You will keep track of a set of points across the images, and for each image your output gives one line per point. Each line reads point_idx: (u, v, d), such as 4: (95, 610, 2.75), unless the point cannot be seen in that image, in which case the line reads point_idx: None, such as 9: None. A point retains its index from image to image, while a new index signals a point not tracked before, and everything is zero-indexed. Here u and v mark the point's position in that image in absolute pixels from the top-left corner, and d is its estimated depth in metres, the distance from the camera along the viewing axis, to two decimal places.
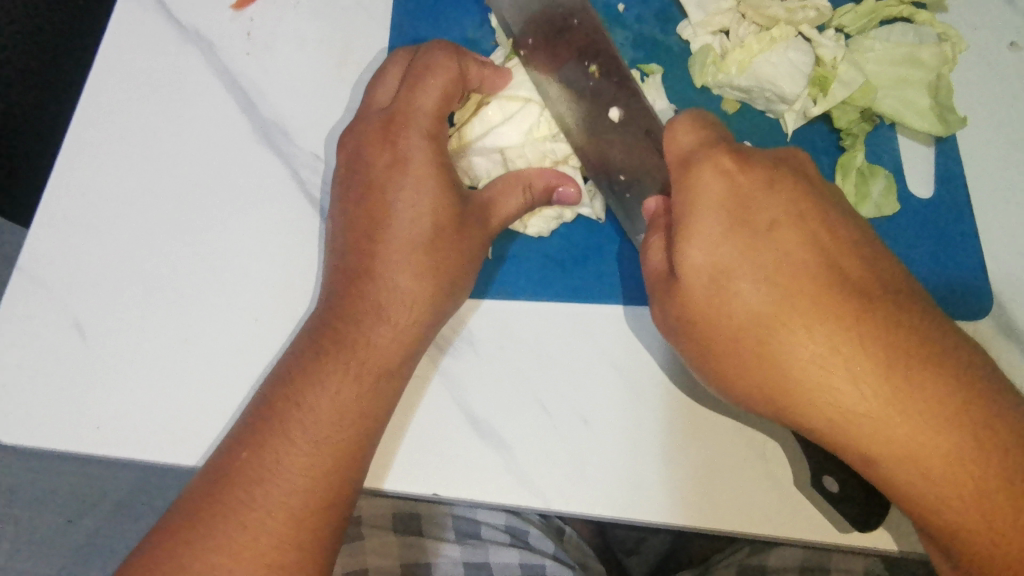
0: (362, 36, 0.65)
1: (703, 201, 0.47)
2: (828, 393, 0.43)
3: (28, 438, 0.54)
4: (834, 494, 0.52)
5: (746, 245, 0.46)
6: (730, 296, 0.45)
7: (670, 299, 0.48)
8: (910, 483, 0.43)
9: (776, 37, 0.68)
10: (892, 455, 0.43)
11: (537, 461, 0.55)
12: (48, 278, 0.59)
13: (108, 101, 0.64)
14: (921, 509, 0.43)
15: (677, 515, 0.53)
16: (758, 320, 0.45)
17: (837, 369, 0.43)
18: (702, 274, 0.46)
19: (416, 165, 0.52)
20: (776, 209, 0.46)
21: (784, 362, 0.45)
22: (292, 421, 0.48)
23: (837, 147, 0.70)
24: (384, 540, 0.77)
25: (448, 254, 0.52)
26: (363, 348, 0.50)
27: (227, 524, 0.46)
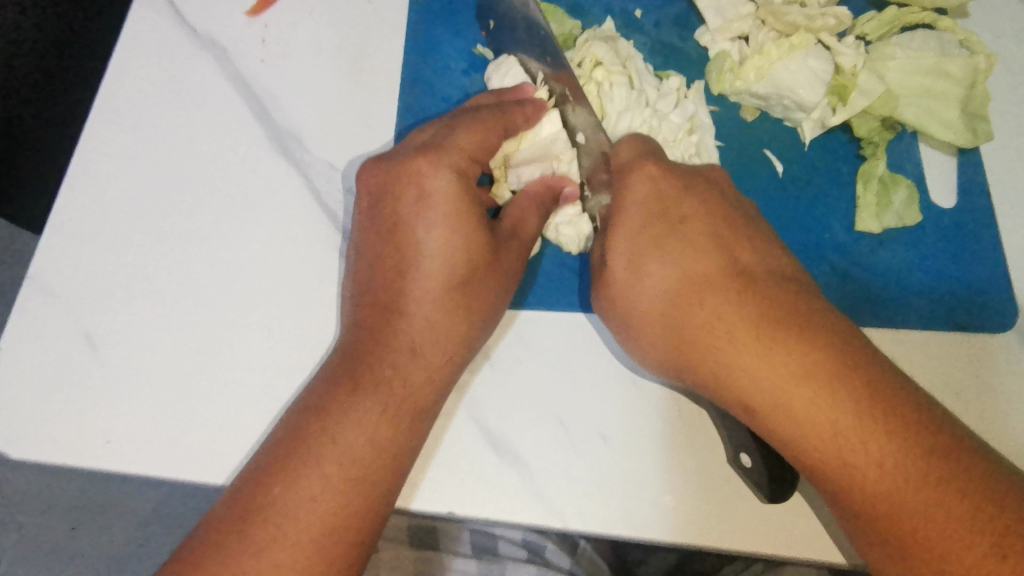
0: (377, 44, 0.64)
1: (626, 198, 0.52)
2: (737, 374, 0.46)
3: (39, 452, 0.53)
4: (748, 467, 0.52)
5: (658, 230, 0.50)
6: (642, 275, 0.50)
7: (599, 283, 0.52)
8: (822, 446, 0.43)
9: (796, 44, 0.67)
10: (799, 432, 0.44)
11: (555, 480, 0.54)
12: (59, 289, 0.58)
13: (119, 106, 0.63)
14: (839, 475, 0.43)
15: (699, 534, 0.52)
16: (669, 290, 0.49)
17: (742, 350, 0.46)
18: (621, 258, 0.51)
19: (436, 197, 0.51)
20: (691, 207, 0.51)
21: (701, 342, 0.48)
22: (317, 456, 0.47)
23: (857, 156, 0.69)
24: (399, 555, 0.77)
25: (481, 277, 0.51)
26: (394, 384, 0.49)
27: (249, 563, 0.44)
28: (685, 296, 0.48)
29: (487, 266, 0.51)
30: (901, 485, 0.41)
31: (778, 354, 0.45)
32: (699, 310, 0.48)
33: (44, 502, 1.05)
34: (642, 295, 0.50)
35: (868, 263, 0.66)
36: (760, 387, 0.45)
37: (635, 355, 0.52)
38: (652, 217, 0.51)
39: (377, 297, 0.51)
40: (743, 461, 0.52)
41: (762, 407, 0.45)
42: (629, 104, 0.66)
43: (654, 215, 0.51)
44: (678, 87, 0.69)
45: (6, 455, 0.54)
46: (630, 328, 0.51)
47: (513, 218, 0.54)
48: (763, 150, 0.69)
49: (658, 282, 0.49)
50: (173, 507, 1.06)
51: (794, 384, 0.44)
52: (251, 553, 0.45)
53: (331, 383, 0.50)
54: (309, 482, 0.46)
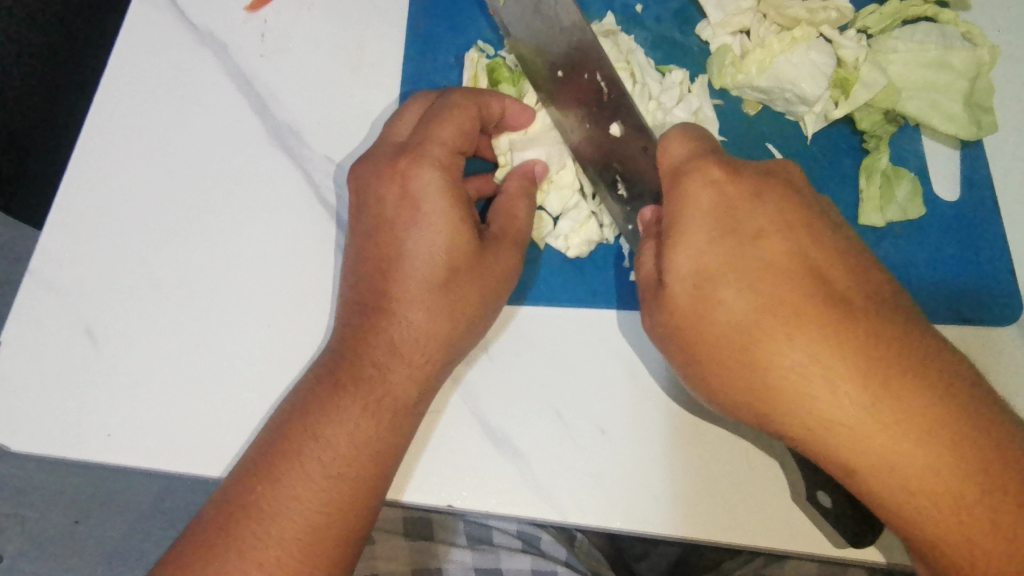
0: (376, 39, 0.64)
1: (689, 210, 0.47)
2: (819, 413, 0.43)
3: (38, 445, 0.53)
4: (828, 508, 0.50)
5: (732, 254, 0.46)
6: (713, 304, 0.46)
7: (658, 307, 0.49)
8: (903, 502, 0.41)
9: (797, 37, 0.67)
10: (883, 477, 0.42)
11: (554, 474, 0.54)
12: (60, 284, 0.58)
13: (119, 102, 0.63)
14: (924, 535, 0.41)
15: (700, 528, 0.52)
16: (741, 325, 0.45)
17: (823, 388, 0.43)
18: (685, 282, 0.47)
19: (425, 195, 0.50)
20: (764, 219, 0.47)
21: (778, 380, 0.44)
22: (309, 453, 0.47)
23: (860, 149, 0.68)
24: (395, 545, 0.77)
25: (467, 275, 0.50)
26: (380, 381, 0.49)
27: (240, 559, 0.45)
28: (762, 326, 0.45)
29: (476, 260, 0.51)
30: (983, 540, 0.39)
31: (866, 399, 0.42)
32: (772, 350, 0.44)
33: (47, 497, 1.06)
34: (707, 327, 0.46)
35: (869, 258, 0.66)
36: (838, 425, 0.42)
37: (689, 378, 0.49)
38: (723, 237, 0.46)
39: (371, 291, 0.51)
40: (822, 501, 0.50)
41: (843, 450, 0.43)
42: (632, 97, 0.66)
43: (724, 235, 0.46)
44: (682, 82, 0.69)
45: (6, 449, 0.54)
46: (692, 356, 0.48)
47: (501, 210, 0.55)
48: (765, 144, 0.68)
49: (733, 311, 0.45)
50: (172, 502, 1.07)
51: (881, 429, 0.41)
52: (245, 549, 0.45)
53: (321, 379, 0.50)
54: (290, 481, 0.46)
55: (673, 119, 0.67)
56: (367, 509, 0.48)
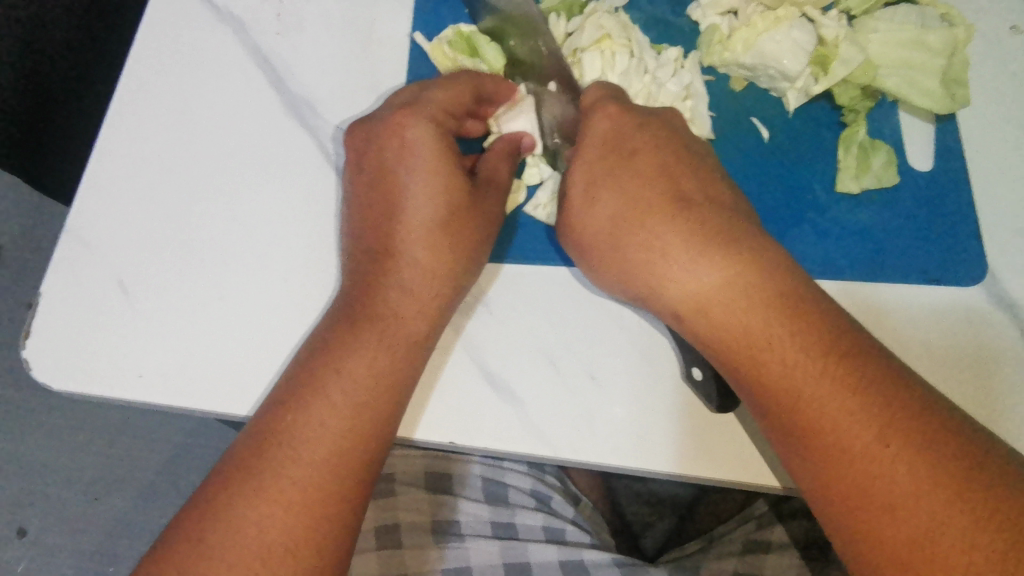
0: (385, 17, 0.69)
1: (586, 133, 0.57)
2: (666, 277, 0.51)
3: (77, 384, 0.58)
4: (699, 380, 0.56)
5: (614, 163, 0.55)
6: (592, 202, 0.55)
7: (563, 219, 0.58)
8: (742, 352, 0.48)
9: (781, 16, 0.71)
10: (727, 334, 0.49)
11: (549, 415, 0.58)
12: (94, 240, 0.63)
13: (146, 75, 0.68)
14: (760, 380, 0.47)
15: (682, 464, 0.56)
16: (615, 214, 0.54)
17: (677, 259, 0.51)
18: (577, 186, 0.56)
19: (415, 145, 0.56)
20: (642, 141, 0.55)
21: (647, 262, 0.52)
22: (331, 382, 0.52)
23: (839, 123, 0.73)
24: (417, 497, 0.79)
25: (467, 214, 0.56)
26: (392, 316, 0.54)
27: (274, 478, 0.49)
28: (631, 220, 0.53)
29: (473, 213, 0.56)
30: (803, 375, 0.45)
31: (706, 266, 0.50)
32: (637, 232, 0.53)
33: (72, 460, 1.14)
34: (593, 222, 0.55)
35: (846, 224, 0.70)
36: (687, 288, 0.50)
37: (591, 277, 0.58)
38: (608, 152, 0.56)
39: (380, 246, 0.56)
40: (694, 374, 0.57)
41: (695, 311, 0.50)
42: (629, 71, 0.70)
43: (608, 150, 0.55)
44: (675, 59, 0.73)
45: (47, 388, 0.59)
46: (586, 252, 0.56)
47: (496, 171, 0.59)
48: (751, 118, 0.73)
49: (609, 206, 0.54)
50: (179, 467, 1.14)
51: (721, 291, 0.49)
52: (282, 470, 0.49)
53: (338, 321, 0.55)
54: (311, 408, 0.51)
55: (666, 92, 0.71)
56: (379, 440, 0.52)
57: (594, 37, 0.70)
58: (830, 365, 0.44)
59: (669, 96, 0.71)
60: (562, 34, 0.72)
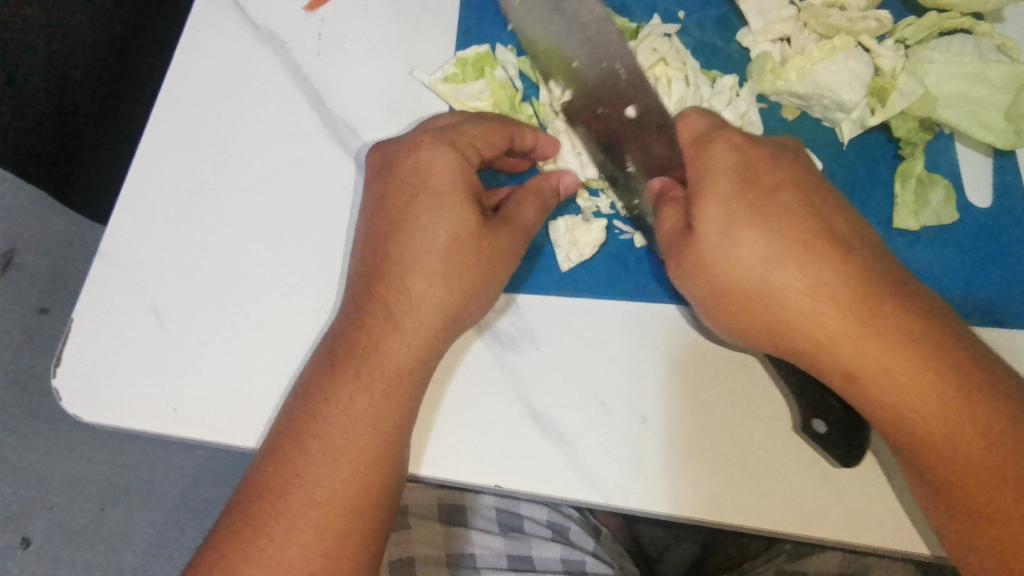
0: (429, 39, 0.67)
1: (715, 166, 0.52)
2: (824, 331, 0.49)
3: (107, 417, 0.56)
4: (822, 434, 0.53)
5: (753, 199, 0.51)
6: (736, 242, 0.50)
7: (682, 250, 0.52)
8: (906, 404, 0.47)
9: (837, 45, 0.69)
10: (883, 381, 0.47)
11: (596, 457, 0.56)
12: (127, 263, 0.61)
13: (183, 94, 0.66)
14: (922, 431, 0.47)
15: (739, 515, 0.54)
16: (764, 261, 0.49)
17: (835, 312, 0.48)
18: (712, 223, 0.51)
19: (431, 172, 0.53)
20: (778, 175, 0.52)
21: (793, 304, 0.49)
22: (315, 431, 0.51)
23: (895, 156, 0.70)
24: (432, 530, 0.76)
25: (476, 243, 0.52)
26: (379, 353, 0.51)
27: (264, 529, 0.49)
28: (781, 264, 0.49)
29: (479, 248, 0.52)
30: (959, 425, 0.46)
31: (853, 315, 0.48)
32: (788, 281, 0.49)
33: (74, 482, 1.07)
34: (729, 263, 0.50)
35: (901, 260, 0.67)
36: (853, 344, 0.48)
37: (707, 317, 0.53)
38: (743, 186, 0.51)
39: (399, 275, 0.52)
40: (814, 427, 0.53)
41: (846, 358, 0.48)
42: (685, 98, 0.70)
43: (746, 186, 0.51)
44: (731, 87, 0.71)
45: (76, 419, 0.57)
46: (712, 288, 0.51)
47: (518, 210, 0.56)
48: (803, 148, 0.70)
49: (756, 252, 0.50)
50: (195, 484, 1.07)
51: (873, 344, 0.47)
52: (267, 526, 0.49)
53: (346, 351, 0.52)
54: (333, 444, 0.50)
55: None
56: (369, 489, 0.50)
57: (649, 62, 0.70)
58: (954, 381, 0.46)
59: None
60: None
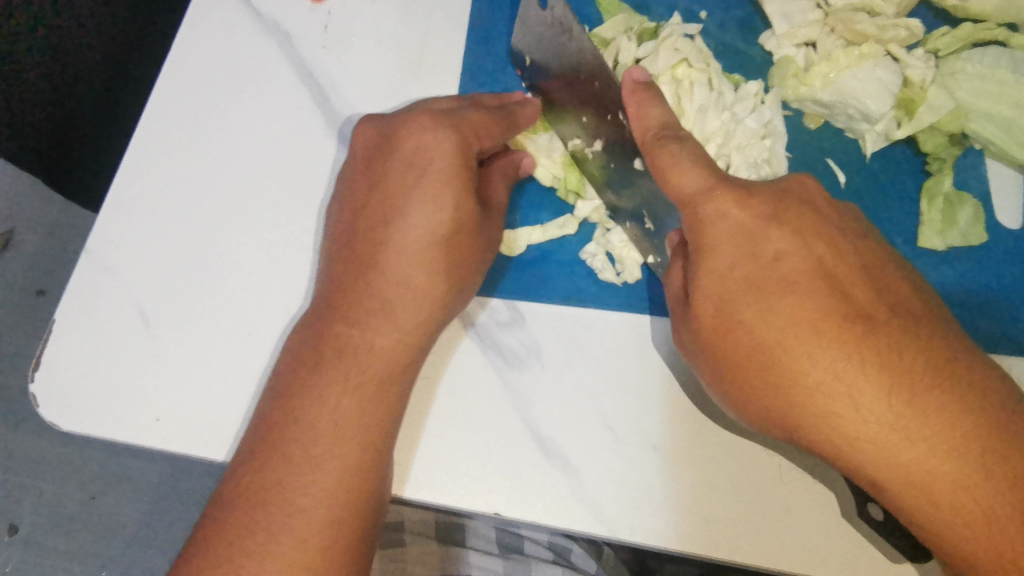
0: (441, 35, 0.63)
1: (711, 239, 0.47)
2: (841, 432, 0.44)
3: (92, 428, 0.54)
4: (879, 521, 0.50)
5: (754, 276, 0.46)
6: (738, 327, 0.46)
7: (688, 325, 0.49)
8: (931, 507, 0.42)
9: (865, 53, 0.66)
10: (902, 478, 0.43)
11: (603, 487, 0.53)
12: (115, 263, 0.58)
13: (181, 87, 0.63)
14: (954, 539, 0.42)
15: (750, 552, 0.51)
16: (766, 346, 0.45)
17: (845, 405, 0.43)
18: (710, 304, 0.47)
19: (431, 168, 0.50)
20: (783, 243, 0.47)
21: (801, 396, 0.45)
22: (296, 445, 0.47)
23: (922, 172, 0.67)
24: (426, 551, 0.78)
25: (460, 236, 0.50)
26: (359, 360, 0.49)
27: (242, 554, 0.45)
28: (788, 349, 0.45)
29: (473, 239, 0.51)
30: (999, 536, 0.41)
31: (882, 407, 0.42)
32: (794, 369, 0.45)
33: (63, 475, 1.04)
34: (732, 346, 0.47)
35: (922, 278, 0.64)
36: (875, 448, 0.43)
37: (719, 396, 0.50)
38: (742, 259, 0.47)
39: (382, 281, 0.50)
40: (871, 514, 0.51)
41: (866, 455, 0.43)
42: (706, 104, 0.65)
43: (744, 259, 0.47)
44: (756, 93, 0.67)
45: (56, 427, 0.54)
46: (723, 374, 0.48)
47: (491, 190, 0.56)
48: (826, 159, 0.67)
49: (787, 332, 0.45)
50: (184, 473, 1.05)
51: (904, 445, 0.42)
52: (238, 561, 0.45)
53: (331, 350, 0.49)
54: (309, 455, 0.47)
55: (744, 128, 0.66)
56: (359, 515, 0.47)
57: (669, 62, 0.66)
58: (981, 474, 0.41)
59: (747, 132, 0.66)
60: (631, 59, 0.67)
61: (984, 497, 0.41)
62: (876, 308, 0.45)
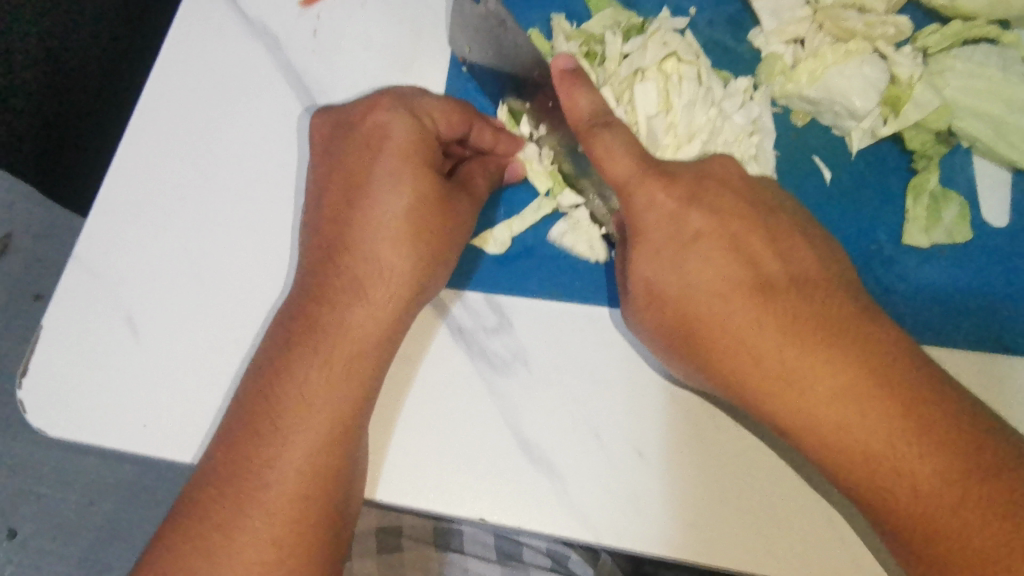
0: (429, 37, 0.63)
1: (635, 214, 0.50)
2: (788, 392, 0.45)
3: (81, 432, 0.54)
4: None
5: (679, 244, 0.49)
6: (671, 293, 0.49)
7: (633, 298, 0.52)
8: (858, 461, 0.43)
9: (851, 50, 0.66)
10: (837, 435, 0.44)
11: (588, 492, 0.53)
12: (102, 268, 0.59)
13: (169, 91, 0.63)
14: (894, 498, 0.43)
15: (732, 556, 0.51)
16: (705, 308, 0.48)
17: (782, 361, 0.45)
18: (646, 270, 0.50)
19: (389, 158, 0.50)
20: (702, 217, 0.49)
21: (734, 354, 0.47)
22: (271, 451, 0.47)
23: (908, 169, 0.67)
24: (426, 555, 0.77)
25: (427, 224, 0.50)
26: (337, 365, 0.49)
27: (216, 555, 0.46)
28: (725, 310, 0.47)
29: (444, 226, 0.51)
30: (943, 490, 0.41)
31: (817, 364, 0.45)
32: (730, 327, 0.47)
33: (56, 473, 1.05)
34: (677, 311, 0.49)
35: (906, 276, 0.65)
36: (806, 405, 0.45)
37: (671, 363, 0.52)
38: (670, 228, 0.49)
39: (358, 285, 0.50)
40: None
41: (807, 413, 0.45)
42: (693, 100, 0.65)
43: (668, 228, 0.49)
44: (744, 89, 0.67)
45: (46, 432, 0.55)
46: (683, 344, 0.50)
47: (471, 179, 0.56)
48: (811, 155, 0.67)
49: (735, 319, 0.47)
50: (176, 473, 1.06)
51: (841, 402, 0.44)
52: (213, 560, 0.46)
53: (308, 356, 0.49)
54: (283, 462, 0.47)
55: (731, 125, 0.66)
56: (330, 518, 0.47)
57: (657, 57, 0.66)
58: (917, 429, 0.42)
59: (734, 129, 0.66)
60: (619, 54, 0.67)
61: (911, 449, 0.42)
62: (785, 278, 0.48)
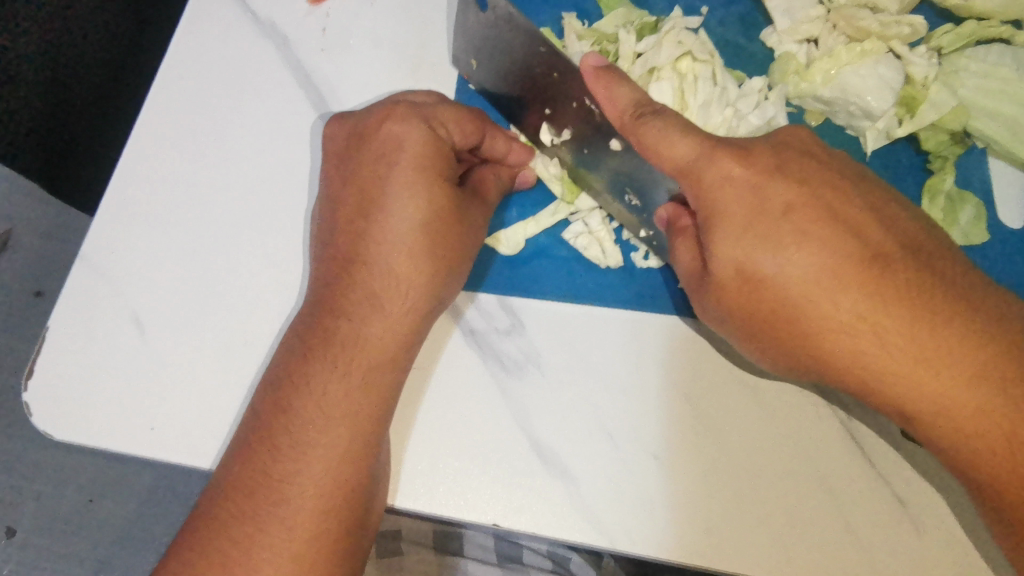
0: (439, 36, 0.63)
1: (719, 197, 0.46)
2: (883, 379, 0.44)
3: (85, 437, 0.53)
4: None
5: (766, 232, 0.45)
6: (760, 284, 0.46)
7: (706, 290, 0.49)
8: (967, 442, 0.43)
9: (867, 49, 0.65)
10: (936, 417, 0.43)
11: (604, 498, 0.52)
12: (108, 269, 0.58)
13: (176, 90, 0.62)
14: (998, 475, 0.43)
15: (752, 562, 0.50)
16: (796, 300, 0.45)
17: (879, 349, 0.43)
18: (727, 262, 0.46)
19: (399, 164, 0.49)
20: (790, 194, 0.46)
21: (831, 341, 0.45)
22: (286, 454, 0.47)
23: (923, 169, 0.66)
24: (423, 558, 0.75)
25: (440, 233, 0.49)
26: (351, 369, 0.48)
27: (231, 560, 0.45)
28: (815, 300, 0.45)
29: (456, 233, 0.50)
30: None
31: (912, 350, 0.43)
32: (824, 319, 0.44)
33: (58, 475, 1.04)
34: (760, 303, 0.46)
35: None
36: (911, 389, 0.43)
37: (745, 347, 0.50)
38: (755, 213, 0.46)
39: (373, 285, 0.49)
40: None
41: (904, 398, 0.44)
42: (709, 99, 0.65)
43: (756, 214, 0.46)
44: (760, 89, 0.67)
45: (51, 437, 0.54)
46: (755, 332, 0.48)
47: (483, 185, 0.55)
48: None
49: (836, 309, 0.44)
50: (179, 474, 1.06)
51: (943, 384, 0.42)
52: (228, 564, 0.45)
53: (321, 360, 0.49)
54: (300, 464, 0.46)
55: (747, 125, 0.65)
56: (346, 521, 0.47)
57: (672, 55, 0.66)
58: (1022, 405, 0.42)
59: (750, 128, 0.65)
60: (632, 53, 0.66)
61: (1007, 426, 0.42)
62: (889, 250, 0.44)
